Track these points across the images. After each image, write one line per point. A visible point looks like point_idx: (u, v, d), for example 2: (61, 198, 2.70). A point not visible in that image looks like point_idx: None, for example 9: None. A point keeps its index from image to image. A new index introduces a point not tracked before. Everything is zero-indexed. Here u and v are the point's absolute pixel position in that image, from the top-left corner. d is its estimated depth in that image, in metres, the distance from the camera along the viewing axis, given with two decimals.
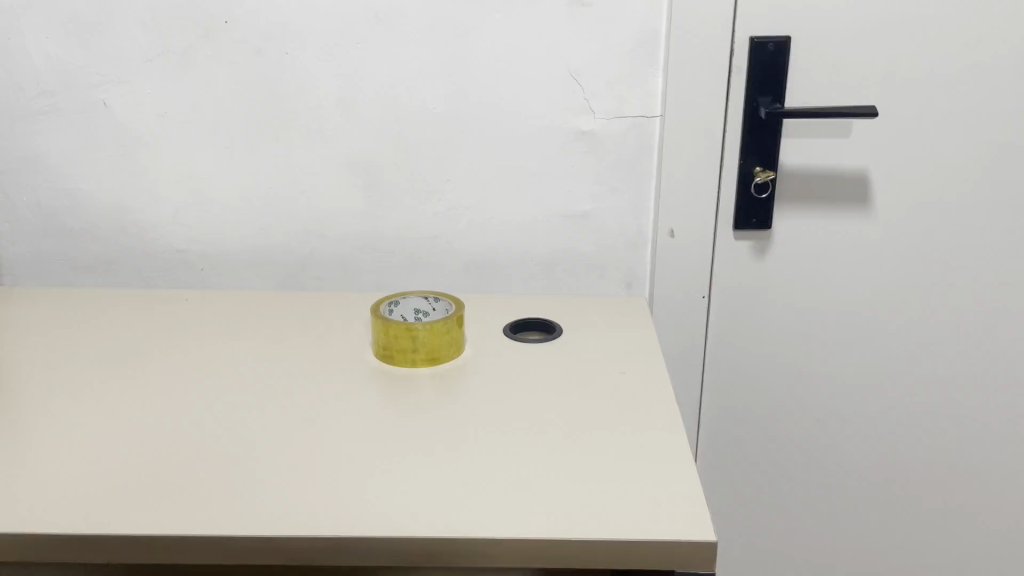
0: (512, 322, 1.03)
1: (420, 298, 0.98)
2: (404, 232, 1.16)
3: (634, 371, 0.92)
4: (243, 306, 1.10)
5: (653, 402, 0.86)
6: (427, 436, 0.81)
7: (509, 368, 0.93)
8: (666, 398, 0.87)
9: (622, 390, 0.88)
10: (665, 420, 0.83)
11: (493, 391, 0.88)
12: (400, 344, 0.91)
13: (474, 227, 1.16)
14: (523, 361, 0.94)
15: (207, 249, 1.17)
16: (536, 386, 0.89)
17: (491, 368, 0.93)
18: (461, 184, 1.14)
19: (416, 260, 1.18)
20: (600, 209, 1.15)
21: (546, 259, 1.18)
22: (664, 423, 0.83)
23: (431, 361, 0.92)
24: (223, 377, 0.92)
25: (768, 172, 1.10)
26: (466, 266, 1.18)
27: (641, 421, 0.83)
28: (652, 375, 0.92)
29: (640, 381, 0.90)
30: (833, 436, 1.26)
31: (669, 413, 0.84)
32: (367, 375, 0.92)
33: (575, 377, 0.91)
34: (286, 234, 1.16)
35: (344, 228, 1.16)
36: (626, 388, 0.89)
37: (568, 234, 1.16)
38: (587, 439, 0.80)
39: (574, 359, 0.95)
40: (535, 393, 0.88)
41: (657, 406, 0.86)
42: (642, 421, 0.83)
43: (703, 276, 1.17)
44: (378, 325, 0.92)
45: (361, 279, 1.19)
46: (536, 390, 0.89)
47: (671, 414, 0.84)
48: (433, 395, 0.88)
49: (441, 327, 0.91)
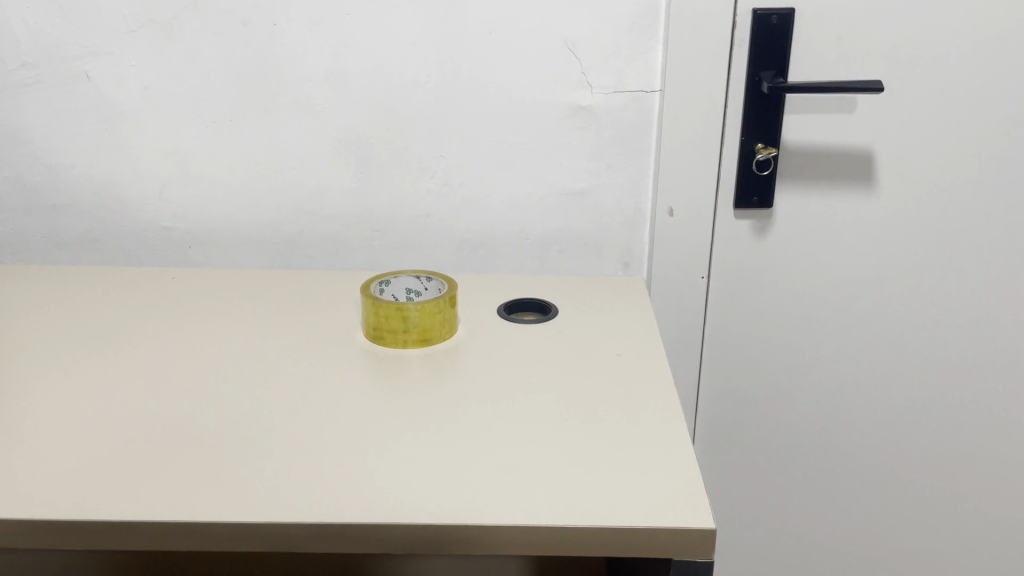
0: (506, 302, 1.00)
1: (412, 278, 0.94)
2: (397, 210, 1.13)
3: (632, 354, 0.90)
4: (230, 286, 1.07)
5: (651, 384, 0.84)
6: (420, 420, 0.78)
7: (503, 349, 0.90)
8: (665, 379, 0.85)
9: (621, 373, 0.86)
10: (664, 402, 0.81)
11: (486, 373, 0.86)
12: (392, 325, 0.88)
13: (468, 205, 1.13)
14: (517, 343, 0.92)
15: (194, 228, 1.15)
16: (531, 367, 0.87)
17: (485, 349, 0.90)
18: (454, 160, 1.11)
19: (408, 239, 1.15)
20: (598, 186, 1.12)
21: (542, 239, 1.15)
22: (664, 405, 0.80)
23: (422, 342, 0.89)
24: (209, 357, 0.90)
25: (770, 149, 1.07)
26: (461, 245, 1.15)
27: (638, 403, 0.81)
28: (651, 357, 0.89)
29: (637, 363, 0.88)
30: (833, 419, 1.24)
31: (669, 394, 0.82)
32: (357, 354, 0.89)
33: (571, 359, 0.89)
34: (275, 211, 1.13)
35: (335, 205, 1.13)
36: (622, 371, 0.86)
37: (564, 212, 1.14)
38: (583, 423, 0.78)
39: (570, 340, 0.92)
40: (530, 375, 0.86)
41: (656, 388, 0.83)
42: (641, 404, 0.80)
43: (702, 256, 1.14)
44: (368, 305, 0.89)
45: (352, 259, 1.16)
46: (531, 371, 0.86)
47: (670, 395, 0.82)
48: (426, 376, 0.85)
49: (433, 307, 0.88)
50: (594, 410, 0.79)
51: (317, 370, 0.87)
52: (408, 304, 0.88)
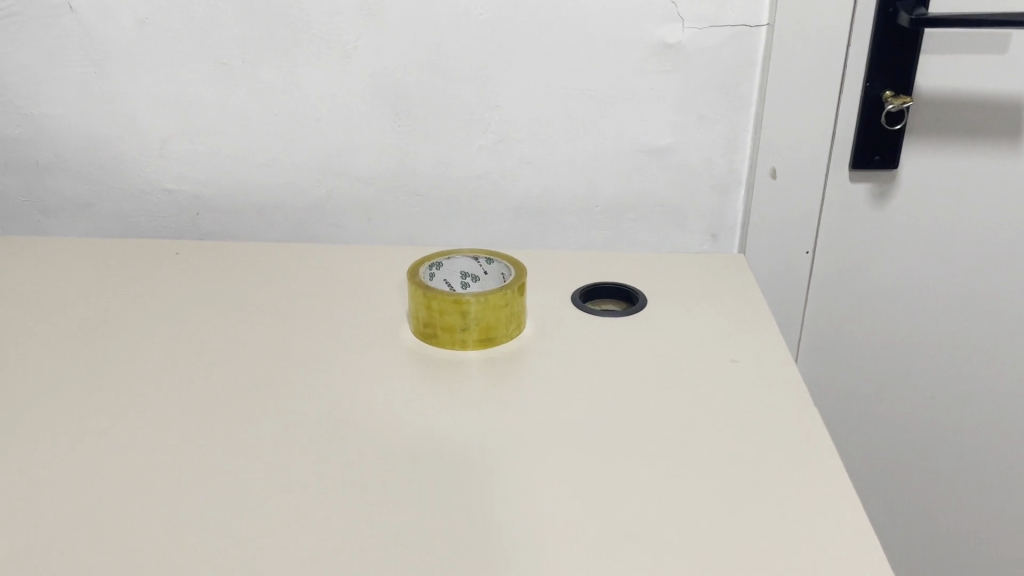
0: (582, 287, 0.82)
1: (470, 258, 0.76)
2: (443, 171, 0.95)
3: (747, 359, 0.72)
4: (246, 266, 0.90)
5: (778, 402, 0.66)
6: (488, 449, 0.60)
7: (586, 351, 0.73)
8: (797, 395, 0.67)
9: (739, 386, 0.68)
10: (802, 427, 0.63)
11: (568, 383, 0.68)
12: (448, 322, 0.70)
13: (528, 166, 0.94)
14: (601, 342, 0.74)
15: (202, 192, 0.97)
16: (623, 375, 0.69)
17: (563, 350, 0.73)
18: (511, 110, 0.92)
19: (455, 206, 0.97)
20: (685, 142, 0.93)
21: (616, 206, 0.96)
22: (802, 431, 0.62)
23: (483, 343, 0.71)
24: (221, 357, 0.73)
25: (902, 97, 0.87)
26: (519, 214, 0.97)
27: (769, 429, 0.63)
28: (770, 364, 0.71)
29: (754, 372, 0.70)
30: (951, 420, 1.05)
31: (805, 418, 0.64)
32: (405, 355, 0.72)
33: (672, 365, 0.71)
34: (298, 173, 0.95)
35: (370, 164, 0.95)
36: (739, 383, 0.69)
37: (643, 174, 0.95)
38: (700, 456, 0.60)
39: (666, 340, 0.74)
40: (623, 386, 0.68)
41: (788, 407, 0.65)
42: (772, 430, 0.63)
43: (808, 227, 0.95)
44: (417, 296, 0.71)
45: (390, 230, 0.98)
46: (623, 380, 0.69)
47: (807, 418, 0.64)
48: (493, 385, 0.68)
49: (499, 299, 0.70)
50: (711, 438, 0.62)
51: (353, 376, 0.69)
52: (467, 296, 0.69)
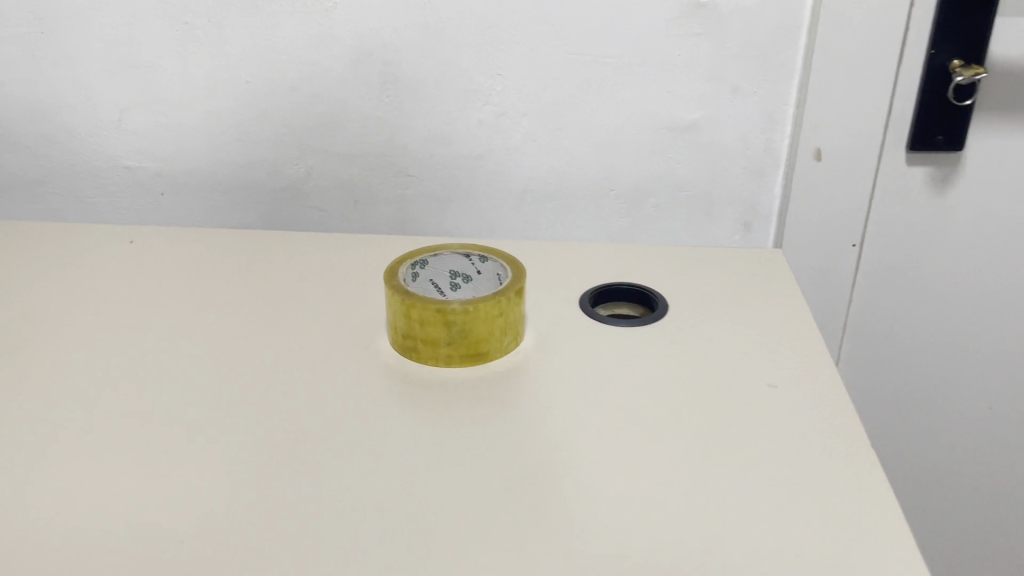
0: (593, 288, 0.69)
1: (461, 255, 0.65)
2: (437, 149, 0.83)
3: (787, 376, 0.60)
4: (208, 250, 0.79)
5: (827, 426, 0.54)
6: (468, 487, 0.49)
7: (595, 364, 0.61)
8: (849, 420, 0.55)
9: (777, 407, 0.56)
10: (855, 464, 0.51)
11: (571, 403, 0.56)
12: (430, 335, 0.58)
13: (533, 143, 0.82)
14: (614, 349, 0.62)
15: (166, 170, 0.86)
16: (638, 394, 0.57)
17: (568, 363, 0.61)
18: (514, 79, 0.79)
19: (452, 187, 0.85)
20: (716, 118, 0.81)
21: (634, 190, 0.84)
22: (856, 469, 0.51)
23: (473, 359, 0.59)
24: (163, 360, 0.62)
25: (974, 67, 0.74)
26: (523, 197, 0.85)
27: (815, 465, 0.51)
28: (816, 381, 0.59)
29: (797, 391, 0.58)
30: (1009, 433, 0.94)
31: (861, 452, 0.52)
32: (377, 362, 0.60)
33: (699, 383, 0.59)
34: (273, 150, 0.84)
35: (354, 141, 0.83)
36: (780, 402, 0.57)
37: (666, 154, 0.83)
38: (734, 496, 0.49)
39: (691, 349, 0.63)
40: (638, 407, 0.56)
41: (837, 437, 0.53)
42: (819, 466, 0.51)
43: (856, 218, 0.83)
44: (394, 302, 0.59)
45: (376, 213, 0.87)
46: (637, 399, 0.57)
47: (861, 452, 0.52)
48: (480, 404, 0.56)
49: (491, 308, 0.58)
50: (742, 476, 0.50)
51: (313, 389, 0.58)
52: (453, 303, 0.58)
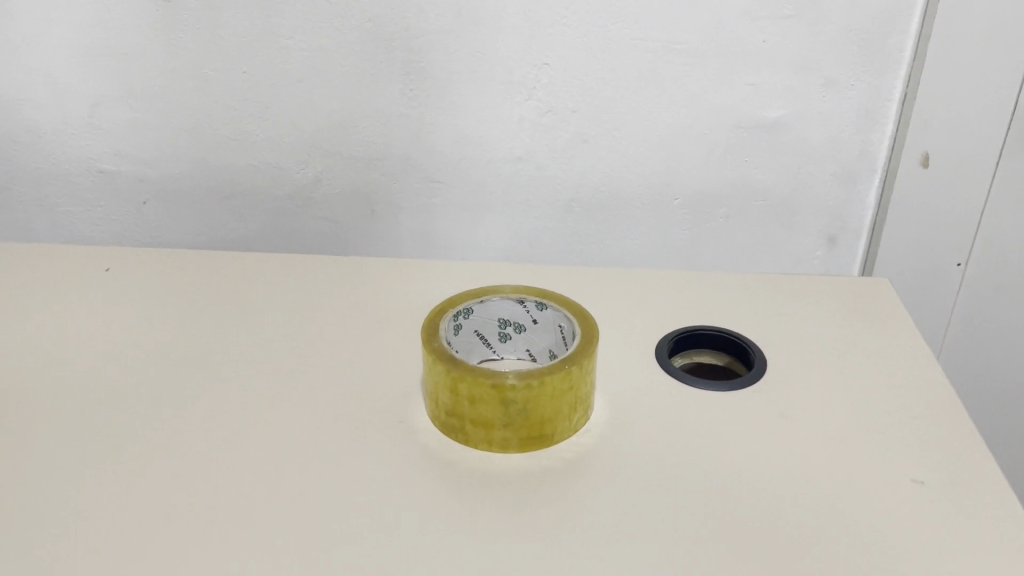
0: (673, 332, 0.57)
1: (513, 301, 0.52)
2: (471, 150, 0.70)
3: (927, 450, 0.48)
4: (198, 276, 0.66)
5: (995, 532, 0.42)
6: None
7: (683, 442, 0.48)
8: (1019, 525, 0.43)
9: (923, 502, 0.44)
10: None
11: (661, 498, 0.44)
12: (483, 416, 0.46)
13: (584, 145, 0.69)
14: (704, 416, 0.50)
15: (150, 175, 0.73)
16: (743, 484, 0.45)
17: (651, 440, 0.48)
18: (565, 70, 0.66)
19: (488, 195, 0.72)
20: (804, 116, 0.68)
21: (701, 199, 0.72)
22: None
23: (534, 444, 0.47)
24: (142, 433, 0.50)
25: None
26: (569, 207, 0.73)
27: None
28: (966, 460, 0.47)
29: (943, 473, 0.46)
30: None
31: None
32: (413, 441, 0.48)
33: (819, 466, 0.47)
34: (277, 152, 0.71)
35: (373, 142, 0.70)
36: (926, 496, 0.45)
37: (741, 158, 0.70)
38: None
39: (799, 413, 0.50)
40: (747, 503, 0.44)
41: (1012, 551, 0.41)
42: None
43: (965, 232, 0.70)
44: (435, 373, 0.47)
45: (396, 224, 0.74)
46: (743, 490, 0.45)
47: None
48: (548, 504, 0.44)
49: (560, 383, 0.46)
50: None
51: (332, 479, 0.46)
52: (512, 377, 0.46)
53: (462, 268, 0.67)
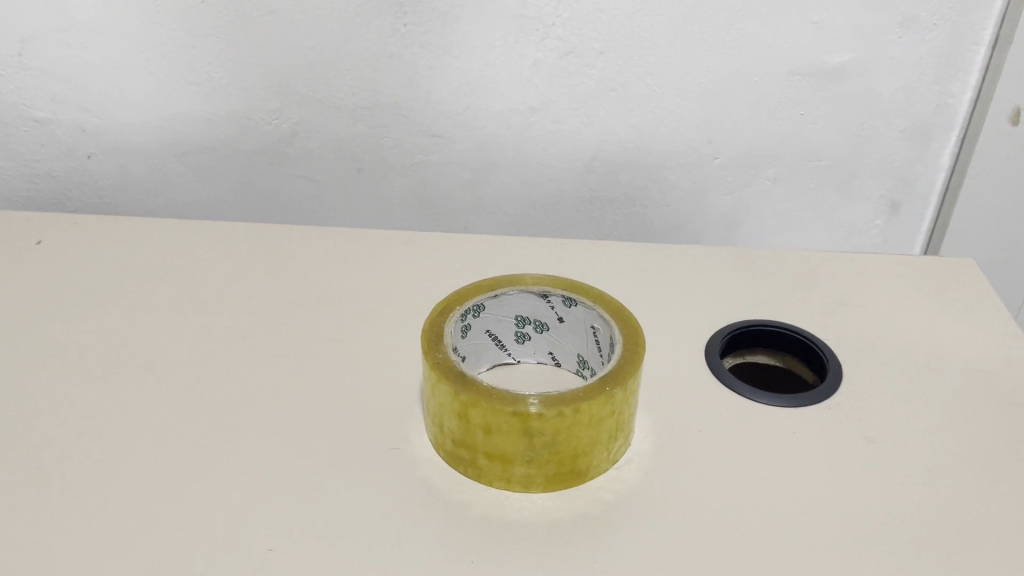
0: (725, 329, 0.47)
1: (536, 295, 0.42)
2: (476, 99, 0.59)
3: None
4: (154, 255, 0.55)
5: None
6: None
7: (751, 471, 0.39)
8: None
9: None
10: None
11: (735, 550, 0.35)
12: (499, 449, 0.37)
13: (611, 94, 0.58)
14: (773, 435, 0.41)
15: (94, 124, 0.61)
16: (833, 530, 0.36)
17: (713, 468, 0.39)
18: (591, 3, 0.54)
19: (496, 151, 0.61)
20: (875, 62, 0.57)
21: (745, 157, 0.61)
22: None
23: (564, 480, 0.38)
24: (77, 467, 0.39)
25: None
26: (590, 167, 0.62)
27: None
28: None
29: None
30: None
31: None
32: (413, 475, 0.39)
33: (926, 502, 0.37)
34: (243, 100, 0.59)
35: (359, 89, 0.59)
36: None
37: (796, 111, 0.59)
38: None
39: (888, 430, 0.41)
40: (848, 558, 0.35)
41: None
42: None
43: None
44: (440, 392, 0.37)
45: (387, 184, 0.63)
46: (838, 538, 0.36)
47: None
48: (592, 560, 0.35)
49: (600, 408, 0.36)
50: None
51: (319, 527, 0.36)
52: (537, 400, 0.36)
53: (467, 241, 0.56)
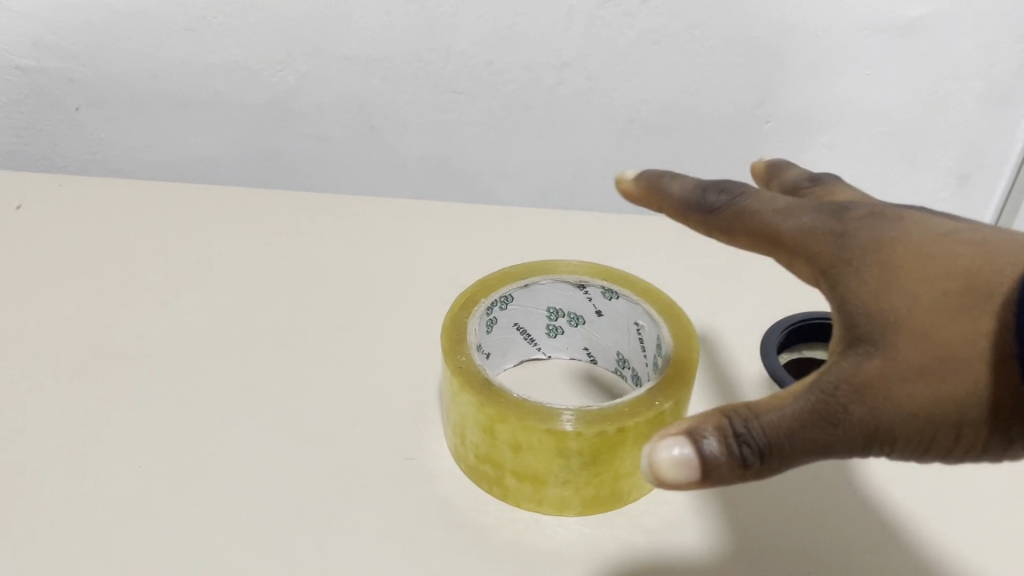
0: (783, 322, 0.42)
1: (571, 285, 0.37)
2: (503, 50, 0.53)
3: None
4: (152, 232, 0.51)
5: None
6: None
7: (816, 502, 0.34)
8: None
9: None
10: None
11: None
12: (530, 469, 0.32)
13: (654, 48, 0.52)
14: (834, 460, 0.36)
15: (81, 74, 0.55)
16: (925, 570, 0.32)
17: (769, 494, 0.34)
18: None
19: (524, 110, 0.55)
20: (956, 15, 0.50)
21: (799, 120, 0.55)
22: None
23: (603, 502, 0.33)
24: (56, 482, 0.35)
25: None
26: (627, 129, 0.56)
27: None
28: None
29: None
30: None
31: None
32: (434, 492, 0.35)
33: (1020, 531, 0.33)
34: (244, 49, 0.53)
35: (373, 38, 0.52)
36: None
37: (861, 70, 0.53)
38: None
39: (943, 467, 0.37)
40: None
41: None
42: None
43: None
44: (463, 402, 0.32)
45: (403, 145, 0.58)
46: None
47: None
48: None
49: (647, 426, 0.31)
50: None
51: (334, 556, 0.32)
52: (572, 417, 0.31)
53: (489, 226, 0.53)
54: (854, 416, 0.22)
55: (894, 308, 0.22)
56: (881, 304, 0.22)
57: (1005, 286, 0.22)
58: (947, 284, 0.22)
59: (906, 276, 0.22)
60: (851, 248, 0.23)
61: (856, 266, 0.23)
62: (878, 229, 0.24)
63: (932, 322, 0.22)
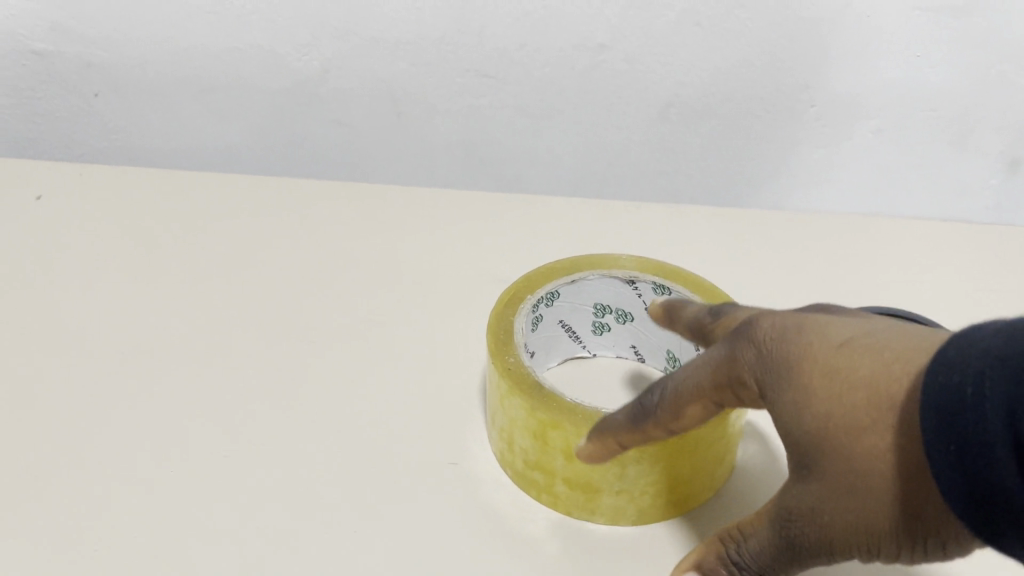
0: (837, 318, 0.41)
1: (621, 281, 0.35)
2: (537, 32, 0.50)
3: None
4: (177, 222, 0.49)
5: None
6: None
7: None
8: None
9: None
10: None
11: None
12: (583, 477, 0.30)
13: (695, 29, 0.50)
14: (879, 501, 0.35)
15: (100, 59, 0.53)
16: None
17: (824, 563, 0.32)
18: None
19: (557, 95, 0.53)
20: None
21: (845, 104, 0.53)
22: None
23: (660, 509, 0.32)
24: (87, 487, 0.33)
25: None
26: (665, 114, 0.54)
27: None
28: None
29: None
30: None
31: None
32: (478, 498, 0.33)
33: None
34: (268, 32, 0.51)
35: (401, 20, 0.50)
36: None
37: (912, 52, 0.50)
38: None
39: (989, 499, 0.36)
40: None
41: None
42: None
43: None
44: (513, 407, 0.31)
45: (431, 131, 0.56)
46: None
47: None
48: None
49: (707, 433, 0.30)
50: None
51: (379, 569, 0.31)
52: None
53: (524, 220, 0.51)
54: (811, 538, 0.24)
55: (814, 434, 0.23)
56: (805, 420, 0.23)
57: (905, 397, 0.21)
58: (859, 390, 0.22)
59: (818, 387, 0.23)
60: (777, 365, 0.24)
61: (778, 384, 0.24)
62: (804, 335, 0.24)
63: (852, 437, 0.22)
